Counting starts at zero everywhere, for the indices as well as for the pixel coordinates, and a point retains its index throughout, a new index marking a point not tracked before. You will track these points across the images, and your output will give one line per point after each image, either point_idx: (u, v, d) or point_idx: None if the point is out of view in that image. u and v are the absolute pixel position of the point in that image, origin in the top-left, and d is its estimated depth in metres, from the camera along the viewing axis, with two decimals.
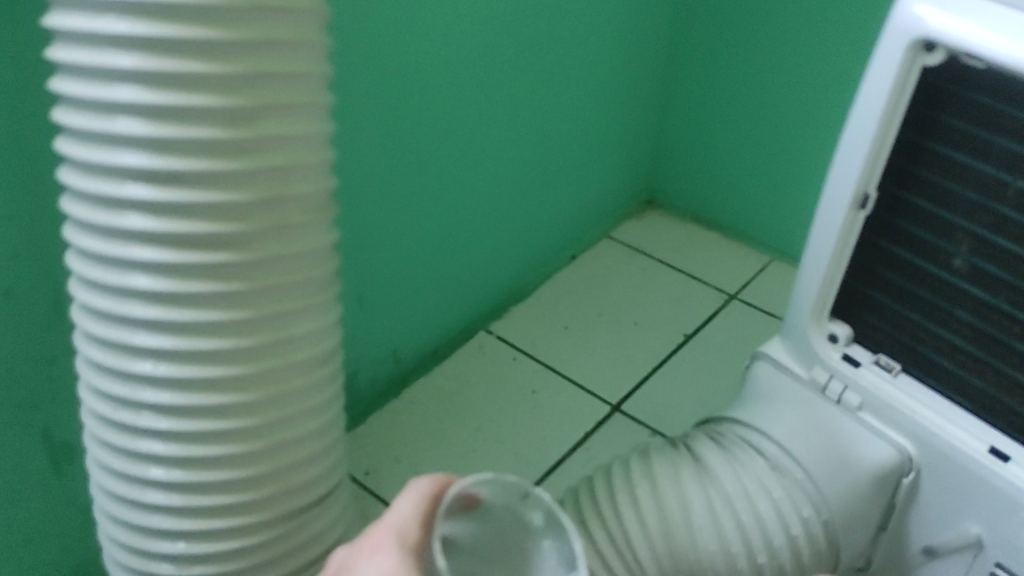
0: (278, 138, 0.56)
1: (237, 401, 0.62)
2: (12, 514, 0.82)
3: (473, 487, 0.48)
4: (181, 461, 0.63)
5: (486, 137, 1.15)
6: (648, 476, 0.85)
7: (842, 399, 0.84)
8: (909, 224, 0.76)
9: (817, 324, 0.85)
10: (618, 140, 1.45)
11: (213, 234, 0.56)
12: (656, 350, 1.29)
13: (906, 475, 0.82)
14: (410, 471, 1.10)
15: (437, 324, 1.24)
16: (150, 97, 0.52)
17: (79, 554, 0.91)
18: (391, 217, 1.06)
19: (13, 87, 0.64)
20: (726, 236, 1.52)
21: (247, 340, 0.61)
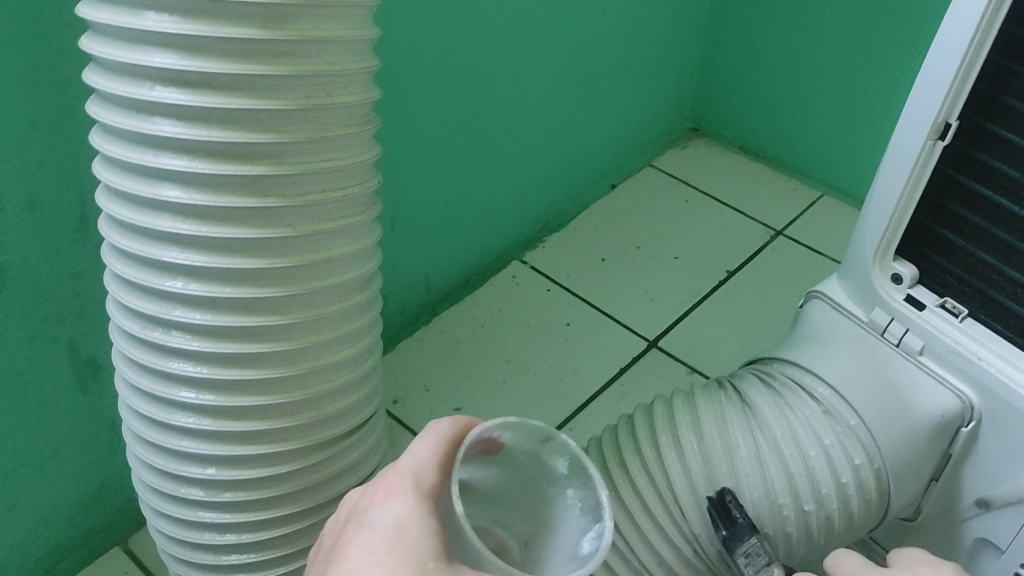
0: (324, 75, 0.46)
1: (275, 401, 0.51)
2: (49, 464, 0.78)
3: (495, 431, 0.45)
4: (215, 462, 0.52)
5: (523, 57, 1.09)
6: (671, 421, 0.70)
7: (902, 343, 0.69)
8: (976, 151, 0.63)
9: (880, 263, 0.70)
10: (663, 65, 1.38)
11: (270, 238, 0.47)
12: (697, 285, 1.24)
13: (966, 424, 0.67)
14: (439, 401, 1.08)
15: (469, 252, 1.21)
16: (195, 64, 0.43)
17: (115, 501, 0.87)
18: (424, 139, 1.01)
19: (47, 15, 0.57)
20: (776, 169, 1.45)
21: (293, 353, 0.51)
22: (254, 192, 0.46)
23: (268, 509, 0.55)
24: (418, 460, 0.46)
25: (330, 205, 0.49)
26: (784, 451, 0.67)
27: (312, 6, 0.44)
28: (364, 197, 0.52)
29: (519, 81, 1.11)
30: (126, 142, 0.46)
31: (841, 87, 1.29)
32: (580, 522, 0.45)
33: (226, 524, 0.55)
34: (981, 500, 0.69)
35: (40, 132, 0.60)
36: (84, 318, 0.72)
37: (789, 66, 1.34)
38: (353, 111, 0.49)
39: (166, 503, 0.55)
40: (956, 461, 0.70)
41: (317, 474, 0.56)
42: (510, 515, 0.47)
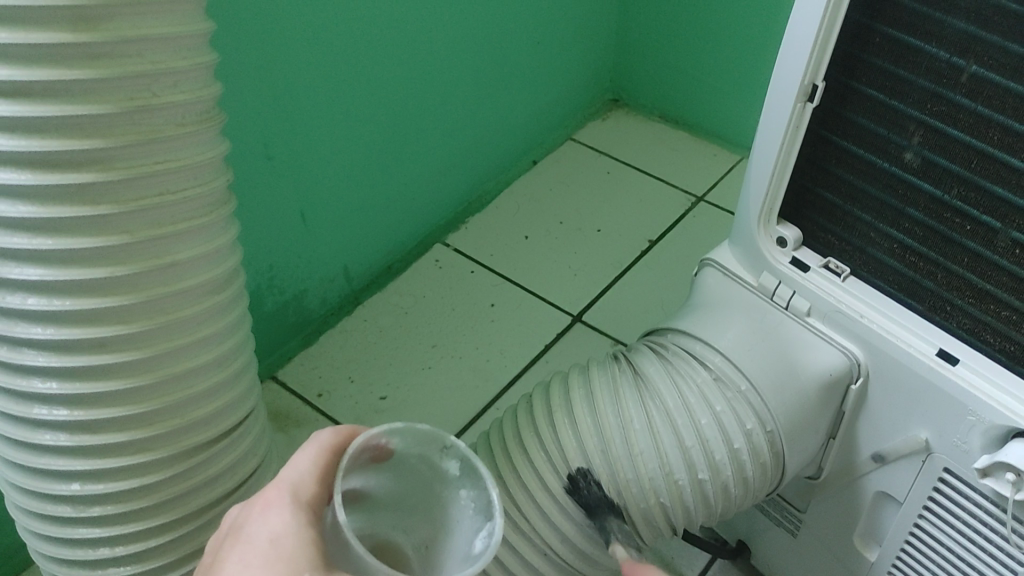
0: (149, 74, 0.44)
1: (135, 412, 0.50)
2: None
3: (383, 437, 0.46)
4: (84, 475, 0.51)
5: (426, 39, 1.08)
6: (567, 397, 0.70)
7: (791, 305, 0.70)
8: (844, 111, 0.64)
9: (765, 227, 0.71)
10: (577, 38, 1.37)
11: (107, 247, 0.46)
12: (620, 256, 1.25)
13: (854, 381, 0.69)
14: (364, 391, 1.08)
15: (388, 239, 1.19)
16: (6, 72, 0.41)
17: None
18: (328, 130, 1.00)
19: None
20: (696, 135, 1.46)
21: (149, 362, 0.49)
22: (85, 200, 0.44)
23: (142, 519, 0.55)
24: (301, 470, 0.47)
25: (173, 207, 0.48)
26: (677, 421, 0.67)
27: (127, 5, 0.42)
28: (211, 196, 0.50)
29: (424, 62, 1.09)
30: None
31: (755, 48, 1.29)
32: (473, 521, 0.47)
33: (101, 538, 0.54)
34: (876, 454, 0.70)
35: None
36: None
37: (702, 30, 1.34)
38: (186, 110, 0.47)
39: (38, 521, 0.54)
40: (849, 417, 0.71)
41: (187, 480, 0.55)
42: (409, 521, 0.48)
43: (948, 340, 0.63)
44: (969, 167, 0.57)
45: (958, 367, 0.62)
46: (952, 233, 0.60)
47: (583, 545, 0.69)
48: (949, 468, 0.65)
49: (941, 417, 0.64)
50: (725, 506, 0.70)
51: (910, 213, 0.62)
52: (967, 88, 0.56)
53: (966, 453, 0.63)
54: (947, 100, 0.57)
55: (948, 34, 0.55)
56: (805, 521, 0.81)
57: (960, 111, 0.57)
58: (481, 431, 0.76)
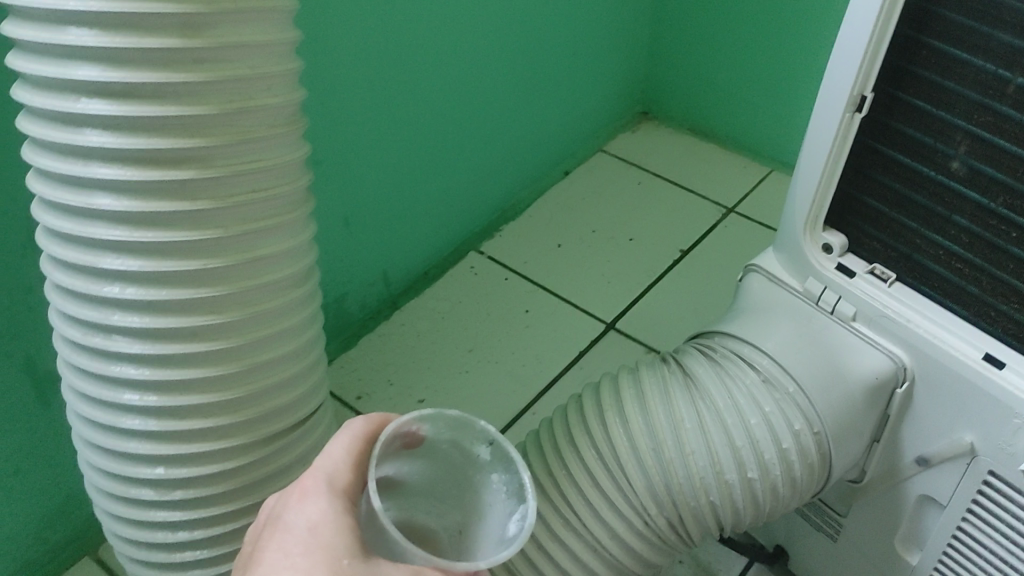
0: (246, 79, 0.46)
1: (217, 401, 0.52)
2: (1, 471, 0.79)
3: (414, 424, 0.48)
4: (167, 459, 0.53)
5: (467, 51, 1.10)
6: (617, 397, 0.72)
7: (836, 310, 0.72)
8: (891, 121, 0.66)
9: (811, 234, 0.73)
10: (610, 52, 1.40)
11: (199, 241, 0.48)
12: (652, 266, 1.26)
13: (899, 385, 0.70)
14: (402, 395, 1.10)
15: (425, 246, 1.22)
16: (117, 75, 0.43)
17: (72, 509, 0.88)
18: (372, 138, 1.02)
19: None
20: (725, 148, 1.48)
21: (233, 352, 0.52)
22: (183, 196, 0.47)
23: (220, 502, 0.57)
24: (334, 460, 0.48)
25: (260, 205, 0.50)
26: (726, 421, 0.69)
27: (228, 13, 0.44)
28: (294, 195, 0.53)
29: (464, 73, 1.12)
30: (57, 153, 0.47)
31: (786, 62, 1.31)
32: (507, 504, 0.48)
33: (180, 520, 0.56)
34: (920, 458, 0.72)
35: None
36: (31, 320, 0.74)
37: (734, 44, 1.36)
38: (276, 113, 0.49)
39: (118, 502, 0.57)
40: (893, 420, 0.73)
41: (264, 466, 0.58)
42: (441, 507, 0.50)
43: (993, 345, 0.64)
44: (1015, 176, 0.59)
45: (1004, 371, 0.63)
46: (997, 239, 0.62)
47: (631, 541, 0.70)
48: (994, 470, 0.66)
49: (986, 419, 0.65)
50: (773, 505, 0.71)
51: (955, 220, 0.64)
52: (1013, 99, 0.57)
53: (1010, 455, 0.64)
54: (994, 111, 0.59)
55: (994, 46, 0.57)
56: (846, 525, 0.82)
57: (1006, 121, 0.58)
58: (532, 430, 0.78)
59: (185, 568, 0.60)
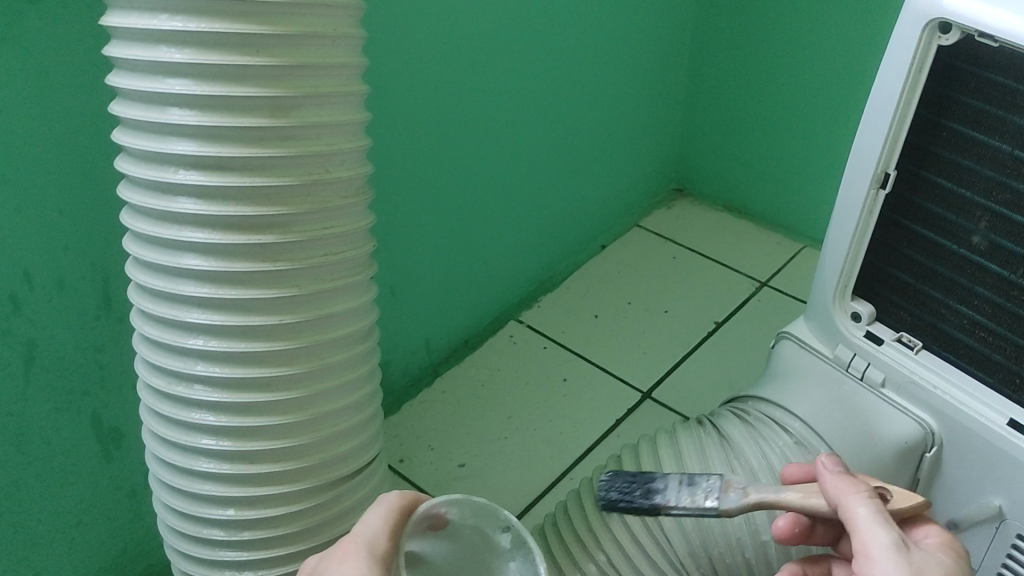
0: (323, 153, 0.52)
1: (285, 446, 0.57)
2: (68, 519, 0.84)
3: (442, 507, 0.51)
4: (236, 500, 0.57)
5: (510, 130, 1.17)
6: (655, 457, 0.75)
7: (865, 376, 0.75)
8: (915, 197, 0.70)
9: (840, 303, 0.76)
10: (645, 132, 1.46)
11: (277, 298, 0.53)
12: (687, 337, 1.30)
13: (928, 450, 0.73)
14: (443, 458, 1.13)
15: (467, 315, 1.27)
16: (212, 150, 0.49)
17: (128, 560, 0.92)
18: (421, 211, 1.08)
19: (64, 108, 0.66)
20: (757, 223, 1.52)
21: (302, 401, 0.56)
22: (265, 257, 0.52)
23: (282, 545, 0.60)
24: (373, 528, 0.51)
25: (332, 266, 0.55)
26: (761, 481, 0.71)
27: (312, 96, 0.51)
28: (361, 258, 0.58)
29: (508, 151, 1.18)
30: (153, 219, 0.52)
31: (816, 142, 1.36)
32: None
33: (244, 561, 0.60)
34: (952, 521, 0.74)
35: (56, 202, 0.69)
36: (103, 373, 0.79)
37: (763, 126, 1.42)
38: (348, 185, 0.55)
39: (189, 544, 0.61)
40: (924, 484, 0.75)
41: (322, 512, 0.61)
42: None
43: (1017, 410, 0.67)
44: None
45: None
46: (1019, 309, 0.65)
47: None
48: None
49: (1013, 483, 0.67)
50: None
51: (978, 291, 0.67)
52: None
53: None
54: (1011, 189, 0.63)
55: (1009, 129, 0.62)
56: None
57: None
58: (571, 490, 0.81)
59: None
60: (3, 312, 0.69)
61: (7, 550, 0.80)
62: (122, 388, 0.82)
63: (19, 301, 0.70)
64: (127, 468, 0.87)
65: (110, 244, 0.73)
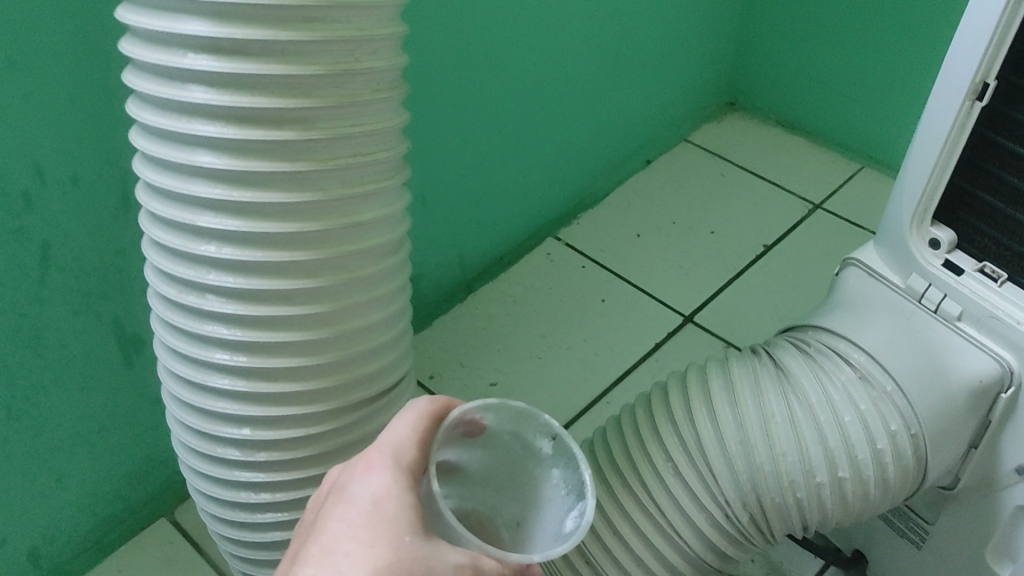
0: (354, 39, 0.46)
1: (306, 364, 0.52)
2: (89, 428, 0.81)
3: (478, 413, 0.50)
4: (252, 420, 0.54)
5: (554, 32, 1.09)
6: (704, 387, 0.70)
7: (940, 309, 0.69)
8: (1015, 112, 0.62)
9: (918, 229, 0.69)
10: (697, 39, 1.37)
11: (299, 202, 0.47)
12: (734, 260, 1.23)
13: (1004, 390, 0.66)
14: (474, 377, 1.09)
15: (502, 230, 1.21)
16: (228, 30, 0.43)
17: (152, 469, 0.90)
18: (455, 117, 1.02)
19: None
20: (813, 141, 1.44)
21: (325, 316, 0.51)
22: (285, 156, 0.46)
23: (299, 469, 0.57)
24: (399, 435, 0.47)
25: (362, 169, 0.49)
26: (820, 417, 0.66)
27: None
28: (394, 162, 0.52)
29: (550, 55, 1.11)
30: (163, 110, 0.47)
31: (885, 53, 1.26)
32: (564, 499, 0.50)
33: (261, 483, 0.57)
34: (1021, 467, 0.68)
35: (66, 92, 0.63)
36: (123, 280, 0.75)
37: (827, 35, 1.32)
38: (381, 77, 0.49)
39: (202, 462, 0.58)
40: (995, 426, 0.69)
41: (345, 435, 0.57)
42: (500, 495, 0.53)
43: None
44: None
45: None
46: None
47: (713, 536, 0.67)
48: None
49: None
50: (863, 509, 0.68)
51: None
52: None
53: None
54: None
55: None
56: (932, 533, 0.79)
57: None
58: (612, 417, 0.76)
59: (267, 532, 0.60)
60: (13, 210, 0.64)
61: (26, 456, 0.77)
62: (143, 295, 0.78)
63: (30, 199, 0.65)
64: (150, 377, 0.83)
65: (126, 140, 0.68)
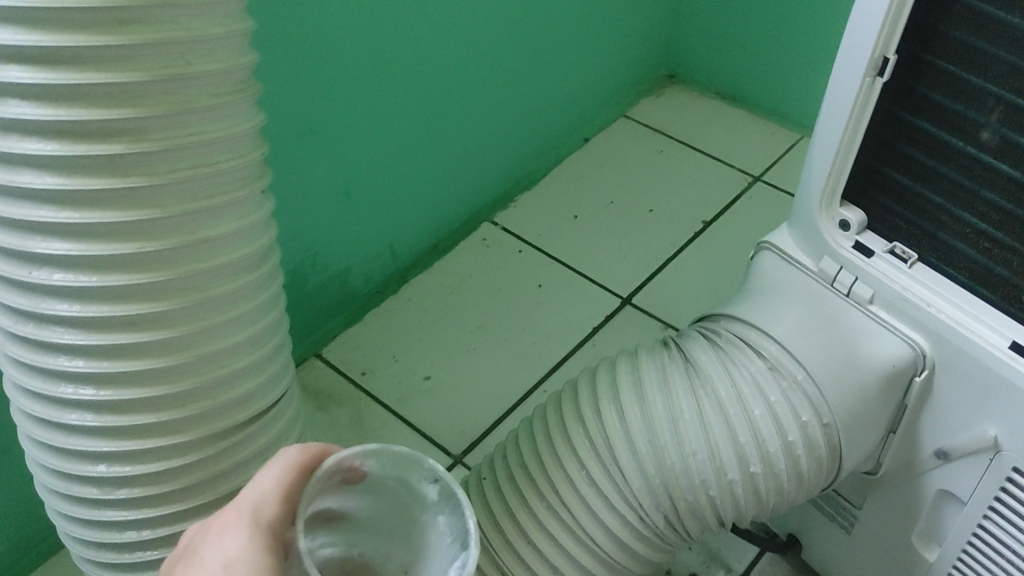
0: (185, 42, 0.42)
1: (164, 392, 0.49)
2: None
3: (356, 458, 0.41)
4: (113, 454, 0.51)
5: (474, 12, 1.05)
6: (612, 383, 0.68)
7: (852, 292, 0.66)
8: (919, 87, 0.60)
9: (827, 210, 0.67)
10: (632, 13, 1.33)
11: (136, 221, 0.44)
12: (673, 238, 1.21)
13: (918, 374, 0.65)
14: (407, 372, 1.07)
15: (434, 218, 1.18)
16: (35, 38, 0.39)
17: None
18: (373, 106, 0.98)
19: None
20: (753, 112, 1.41)
21: (180, 341, 0.48)
22: (115, 172, 0.43)
23: (165, 505, 0.54)
24: (262, 489, 0.44)
25: (208, 179, 0.46)
26: (729, 412, 0.64)
27: None
28: (246, 170, 0.48)
29: (472, 36, 1.07)
30: None
31: (822, 20, 1.23)
32: (449, 550, 0.42)
33: (128, 520, 0.54)
34: (940, 451, 0.67)
35: None
36: None
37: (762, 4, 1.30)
38: (222, 80, 0.45)
39: (64, 499, 0.55)
40: (912, 411, 0.67)
41: (214, 465, 0.54)
42: (389, 544, 0.44)
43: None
44: None
45: None
46: None
47: (626, 536, 0.66)
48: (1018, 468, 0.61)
49: (1009, 410, 0.60)
50: (778, 500, 0.67)
51: (985, 196, 0.58)
52: None
53: None
54: None
55: None
56: (860, 518, 0.78)
57: None
58: (524, 416, 0.74)
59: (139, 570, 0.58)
60: None
61: None
62: None
63: None
64: None
65: None
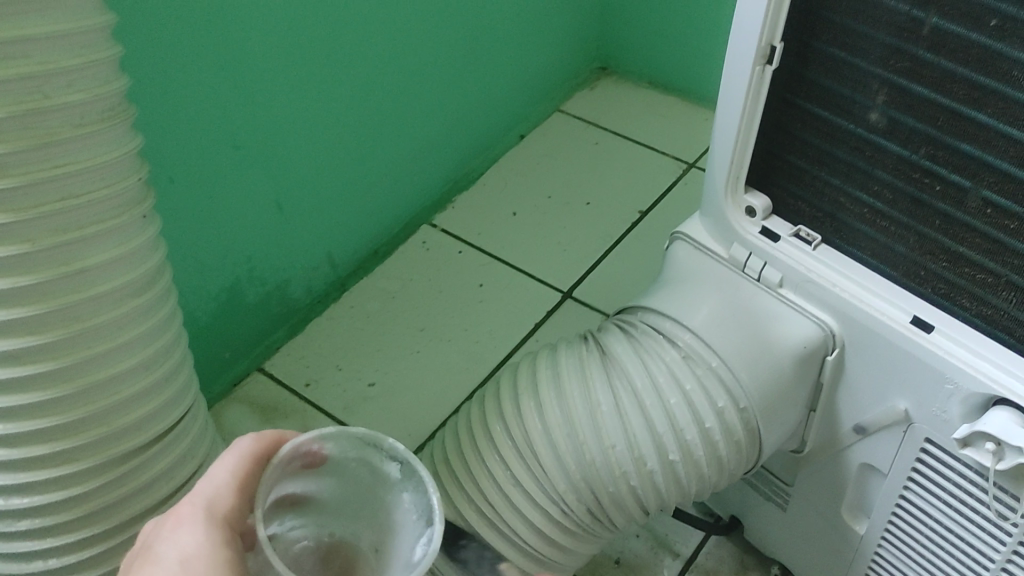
0: (40, 75, 0.45)
1: (58, 423, 0.54)
2: None
3: (314, 442, 0.39)
4: (19, 485, 0.56)
5: (396, 18, 1.05)
6: (532, 380, 0.69)
7: (762, 277, 0.68)
8: (807, 73, 0.61)
9: (734, 197, 0.68)
10: (559, 9, 1.34)
11: (11, 257, 0.48)
12: (611, 229, 1.22)
13: (830, 352, 0.66)
14: (352, 380, 1.07)
15: (371, 224, 1.18)
16: None
17: None
18: (299, 117, 0.98)
19: None
20: (686, 100, 1.43)
21: (68, 369, 0.53)
22: None
23: (75, 530, 0.60)
24: (219, 483, 0.43)
25: (82, 210, 0.50)
26: (645, 402, 0.65)
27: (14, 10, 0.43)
28: (122, 196, 0.52)
29: (397, 41, 1.07)
30: None
31: None
32: (417, 528, 0.39)
33: (37, 549, 0.60)
34: (858, 425, 0.68)
35: None
36: None
37: None
38: (85, 111, 0.48)
39: None
40: (828, 389, 0.69)
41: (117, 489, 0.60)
42: (358, 526, 0.40)
43: (924, 309, 0.60)
44: (939, 124, 0.55)
45: (933, 335, 0.60)
46: (922, 193, 0.58)
47: (548, 530, 0.68)
48: (930, 438, 0.63)
49: (916, 383, 0.61)
50: (701, 486, 0.68)
51: (878, 175, 0.60)
52: (928, 42, 0.53)
53: (946, 422, 0.61)
54: (910, 56, 0.54)
55: None
56: (793, 494, 0.79)
57: (924, 66, 0.54)
58: (453, 415, 0.75)
59: None
60: None
61: None
62: None
63: None
64: None
65: None
